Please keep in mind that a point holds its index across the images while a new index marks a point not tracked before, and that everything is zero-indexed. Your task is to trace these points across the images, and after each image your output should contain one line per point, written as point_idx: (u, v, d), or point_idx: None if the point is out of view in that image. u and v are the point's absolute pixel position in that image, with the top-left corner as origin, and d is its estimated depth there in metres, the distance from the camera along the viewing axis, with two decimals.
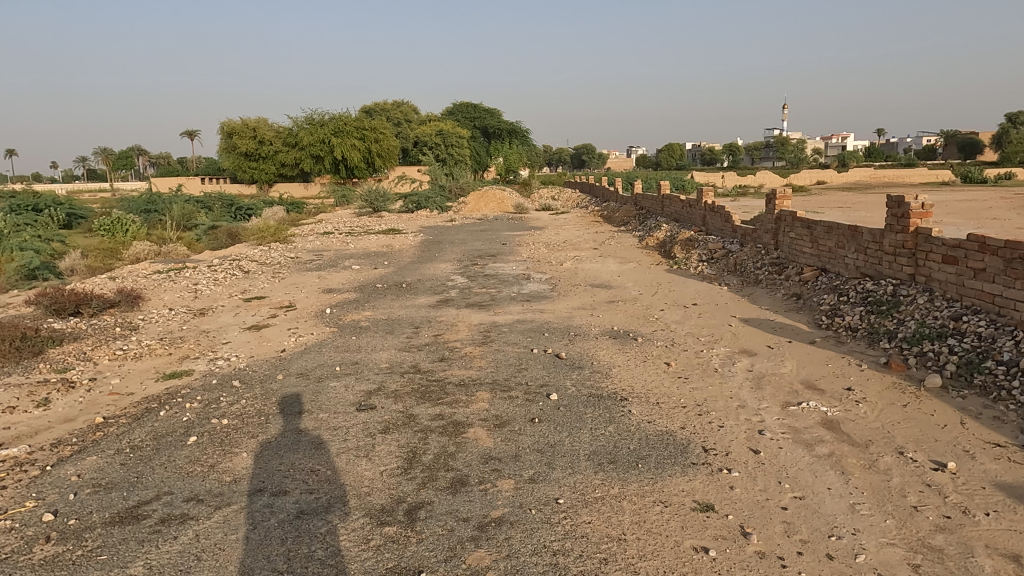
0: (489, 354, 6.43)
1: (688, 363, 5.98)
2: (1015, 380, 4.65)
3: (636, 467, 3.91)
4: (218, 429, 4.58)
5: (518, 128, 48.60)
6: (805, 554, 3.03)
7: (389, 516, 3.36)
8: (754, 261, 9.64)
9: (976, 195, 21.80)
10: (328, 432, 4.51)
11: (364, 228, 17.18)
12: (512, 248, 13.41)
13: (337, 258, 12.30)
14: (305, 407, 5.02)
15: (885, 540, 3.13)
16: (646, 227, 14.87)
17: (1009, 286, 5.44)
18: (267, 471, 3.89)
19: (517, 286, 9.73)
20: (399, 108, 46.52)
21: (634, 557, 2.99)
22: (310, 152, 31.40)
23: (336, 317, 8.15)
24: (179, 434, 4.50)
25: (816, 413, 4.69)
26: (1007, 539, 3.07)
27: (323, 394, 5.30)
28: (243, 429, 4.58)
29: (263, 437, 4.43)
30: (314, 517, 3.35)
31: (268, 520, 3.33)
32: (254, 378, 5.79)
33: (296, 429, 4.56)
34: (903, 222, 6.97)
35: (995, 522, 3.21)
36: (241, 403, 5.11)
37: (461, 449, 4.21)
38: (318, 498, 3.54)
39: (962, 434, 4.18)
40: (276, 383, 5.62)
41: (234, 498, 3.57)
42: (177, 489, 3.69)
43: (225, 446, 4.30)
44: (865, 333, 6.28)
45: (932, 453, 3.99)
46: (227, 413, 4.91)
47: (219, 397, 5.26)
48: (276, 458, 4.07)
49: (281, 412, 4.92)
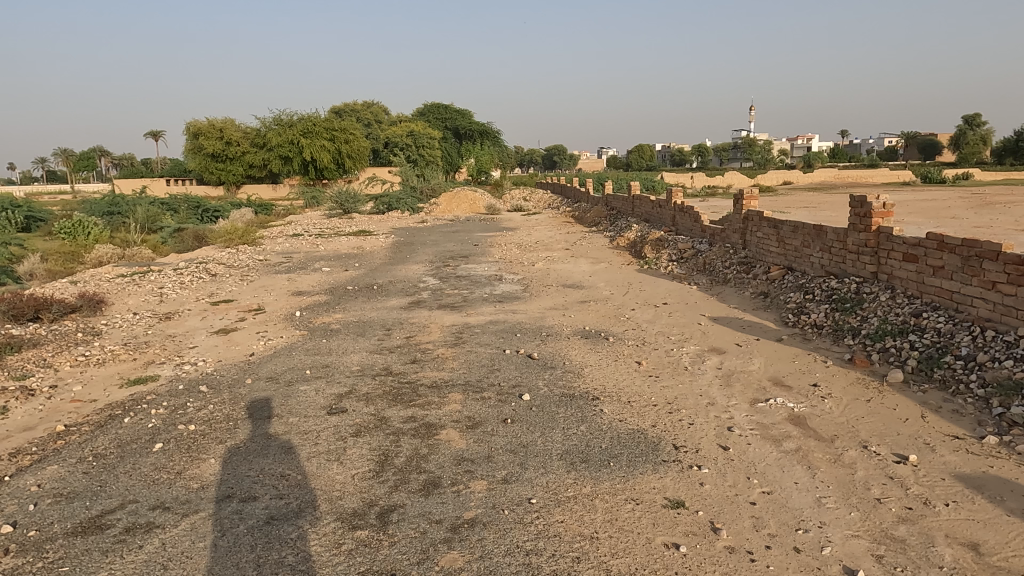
0: (461, 356, 6.42)
1: (659, 362, 6.04)
2: (972, 374, 4.80)
3: (608, 466, 3.94)
4: (186, 435, 4.51)
5: (490, 129, 48.56)
6: (773, 548, 3.08)
7: (360, 520, 3.34)
8: (723, 260, 9.77)
9: (939, 194, 22.33)
10: (299, 436, 4.46)
11: (335, 230, 17.05)
12: (484, 249, 13.40)
13: (307, 260, 12.16)
14: (274, 411, 4.97)
15: (851, 532, 3.19)
16: (617, 227, 14.98)
17: (967, 283, 5.61)
18: (236, 477, 3.83)
19: (489, 287, 9.73)
20: (370, 108, 46.28)
21: (606, 555, 3.02)
22: (279, 154, 30.84)
23: (306, 320, 8.07)
24: (145, 441, 4.42)
25: (783, 409, 4.77)
26: (967, 529, 3.17)
27: (293, 398, 5.24)
28: (211, 434, 4.51)
29: (232, 442, 4.37)
30: (285, 522, 3.32)
31: (236, 526, 3.28)
32: (223, 383, 5.70)
33: (266, 434, 4.51)
34: (866, 221, 7.12)
35: (954, 512, 3.31)
36: (209, 409, 5.03)
37: (433, 451, 4.20)
38: (288, 503, 3.51)
39: (923, 427, 4.30)
40: (244, 388, 5.55)
41: (202, 504, 3.52)
42: (142, 497, 3.62)
43: (192, 452, 4.23)
44: (831, 330, 6.41)
45: (895, 446, 4.09)
46: (194, 418, 4.84)
47: (186, 403, 5.18)
48: (246, 464, 4.01)
49: (249, 417, 4.86)
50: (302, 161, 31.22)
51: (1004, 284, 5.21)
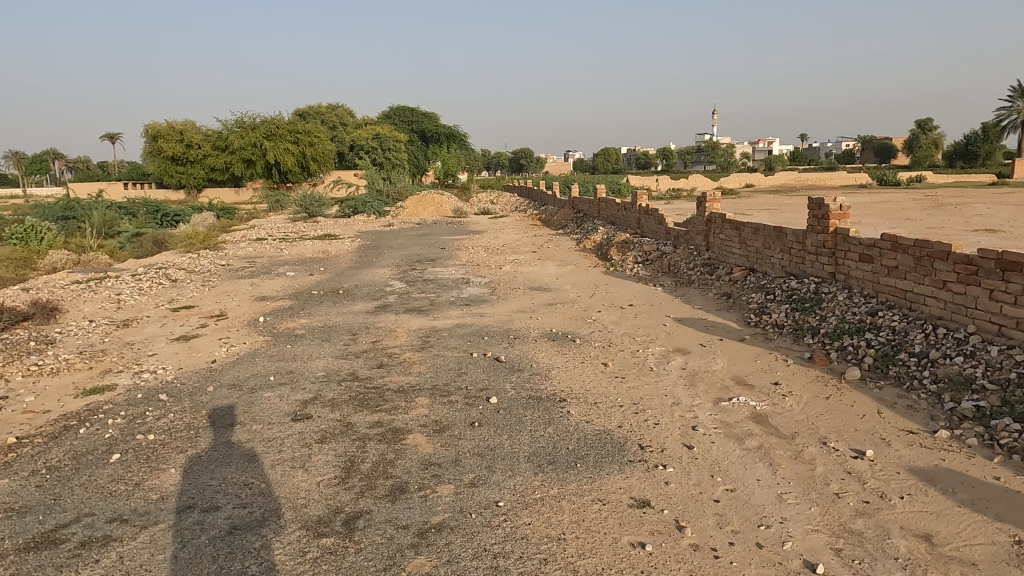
0: (428, 360, 6.40)
1: (624, 363, 6.12)
2: (925, 370, 4.98)
3: (575, 467, 3.97)
4: (144, 445, 4.40)
5: (456, 131, 48.44)
6: (735, 544, 3.15)
7: (326, 527, 3.30)
8: (687, 262, 9.94)
9: (895, 196, 23.04)
10: (262, 444, 4.38)
11: (299, 234, 16.80)
12: (452, 252, 13.35)
13: (270, 265, 11.96)
14: (237, 419, 4.87)
15: (810, 526, 3.28)
16: (584, 229, 15.10)
17: (919, 282, 5.81)
18: (197, 487, 3.75)
19: (456, 290, 9.71)
20: (334, 111, 45.72)
21: (573, 556, 3.04)
22: (241, 156, 30.22)
23: (270, 325, 7.94)
24: (101, 452, 4.29)
25: (745, 408, 4.87)
26: (920, 521, 3.28)
27: (256, 405, 5.15)
28: (171, 444, 4.41)
29: (193, 451, 4.27)
30: (248, 532, 3.26)
31: (197, 537, 3.21)
32: (184, 391, 5.57)
33: (228, 442, 4.42)
34: (823, 223, 7.32)
35: (908, 505, 3.43)
36: (169, 418, 4.91)
37: (401, 456, 4.18)
38: (251, 512, 3.44)
39: (879, 423, 4.44)
40: (206, 395, 5.44)
41: (161, 516, 3.44)
42: (98, 509, 3.52)
43: (152, 462, 4.12)
44: (791, 330, 6.58)
45: (852, 441, 4.22)
46: (154, 428, 4.72)
47: (145, 412, 5.05)
48: (207, 473, 3.93)
49: (211, 425, 4.76)
50: (265, 164, 30.60)
51: (954, 283, 5.41)
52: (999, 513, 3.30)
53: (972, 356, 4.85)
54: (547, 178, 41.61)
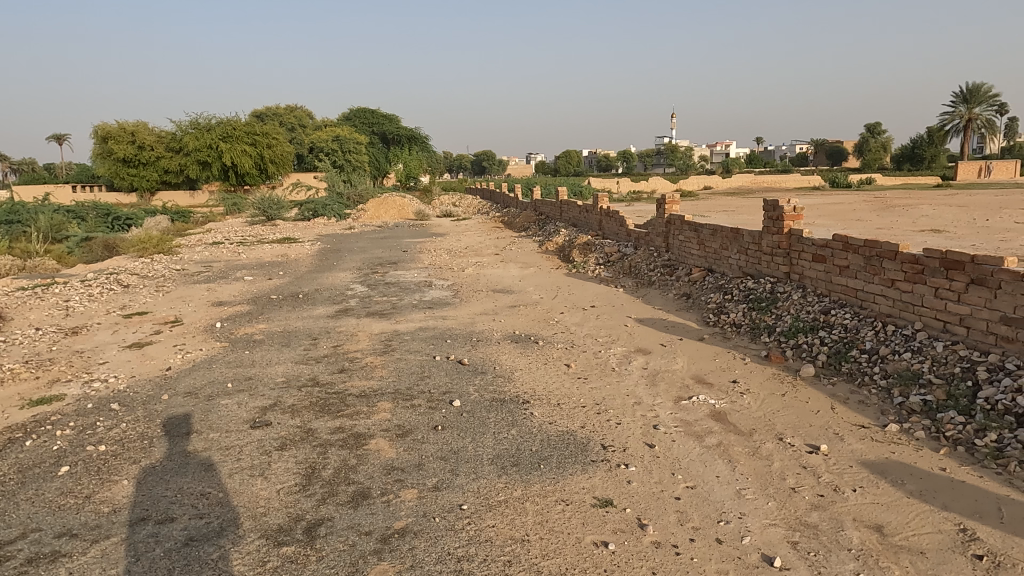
0: (390, 363, 6.34)
1: (587, 364, 6.16)
2: (876, 366, 5.14)
3: (538, 468, 3.98)
4: (95, 456, 4.26)
5: (418, 134, 48.18)
6: (696, 540, 3.20)
7: (286, 536, 3.25)
8: (647, 263, 10.07)
9: (847, 199, 23.73)
10: (220, 452, 4.29)
11: (257, 238, 16.49)
12: (414, 255, 13.26)
13: (227, 269, 11.71)
14: (194, 427, 4.76)
15: (768, 520, 3.36)
16: (546, 232, 15.17)
17: (869, 281, 5.99)
18: (152, 498, 3.65)
19: (418, 293, 9.66)
20: (293, 113, 45.09)
21: (537, 557, 3.06)
22: (196, 159, 29.50)
23: (227, 331, 7.77)
24: (49, 465, 4.14)
25: (705, 406, 4.96)
26: (872, 512, 3.39)
27: (214, 413, 5.03)
28: (124, 454, 4.28)
29: (147, 462, 4.16)
30: (205, 543, 3.18)
31: (152, 550, 3.13)
32: (137, 400, 5.41)
33: (184, 452, 4.31)
34: (778, 224, 7.48)
35: (860, 497, 3.54)
36: (122, 428, 4.77)
37: (363, 461, 4.13)
38: (208, 523, 3.37)
39: (833, 418, 4.56)
40: (161, 404, 5.29)
41: (113, 529, 3.33)
42: (46, 524, 3.40)
43: (103, 474, 3.99)
44: (748, 329, 6.72)
45: (807, 437, 4.33)
46: (105, 438, 4.57)
47: (95, 422, 4.89)
48: (162, 484, 3.82)
49: (166, 434, 4.63)
50: (221, 167, 29.93)
51: (901, 281, 5.60)
52: (945, 503, 3.43)
53: (919, 352, 5.03)
54: (510, 180, 41.67)
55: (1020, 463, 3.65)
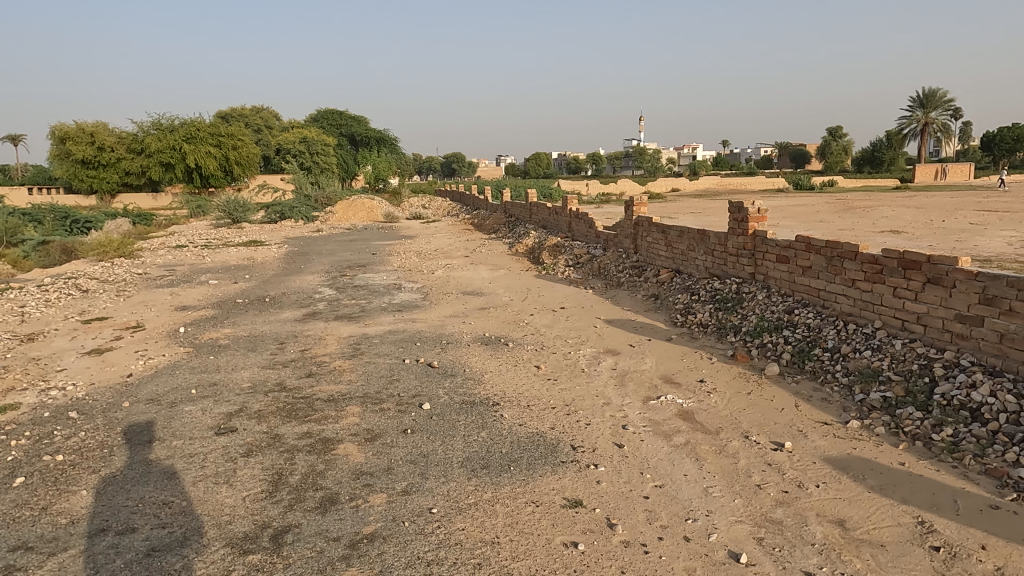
0: (359, 367, 6.28)
1: (556, 365, 6.19)
2: (837, 364, 5.26)
3: (509, 470, 3.98)
4: (52, 467, 4.13)
5: (387, 135, 47.88)
6: (664, 539, 3.23)
7: (252, 544, 3.19)
8: (616, 265, 10.16)
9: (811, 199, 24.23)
10: (183, 460, 4.19)
11: (222, 240, 16.18)
12: (382, 258, 13.16)
13: (191, 273, 11.47)
14: (156, 435, 4.65)
15: (734, 518, 3.41)
16: (516, 234, 15.19)
17: (831, 280, 6.13)
18: (112, 508, 3.55)
19: (387, 296, 9.58)
20: (258, 115, 44.48)
21: (507, 559, 3.06)
22: (159, 160, 28.86)
23: (191, 336, 7.61)
24: (3, 476, 4.00)
25: (673, 406, 5.02)
26: (834, 507, 3.46)
27: (177, 420, 4.92)
28: (82, 464, 4.16)
29: (106, 471, 4.05)
30: (168, 553, 3.11)
31: (113, 561, 3.05)
32: (96, 408, 5.26)
33: (145, 460, 4.21)
34: (743, 225, 7.60)
35: (823, 493, 3.61)
36: (80, 436, 4.63)
37: (331, 466, 4.08)
38: (171, 532, 3.29)
39: (797, 415, 4.65)
40: (122, 411, 5.16)
41: (71, 541, 3.24)
42: (0, 538, 3.29)
43: (60, 485, 3.88)
44: (714, 328, 6.82)
45: (772, 434, 4.41)
46: (63, 448, 4.44)
47: (53, 431, 4.74)
48: (123, 493, 3.73)
49: (127, 443, 4.52)
50: (184, 169, 29.33)
51: (861, 281, 5.74)
52: (904, 496, 3.52)
53: (879, 350, 5.17)
54: (479, 182, 41.65)
55: (974, 457, 3.77)
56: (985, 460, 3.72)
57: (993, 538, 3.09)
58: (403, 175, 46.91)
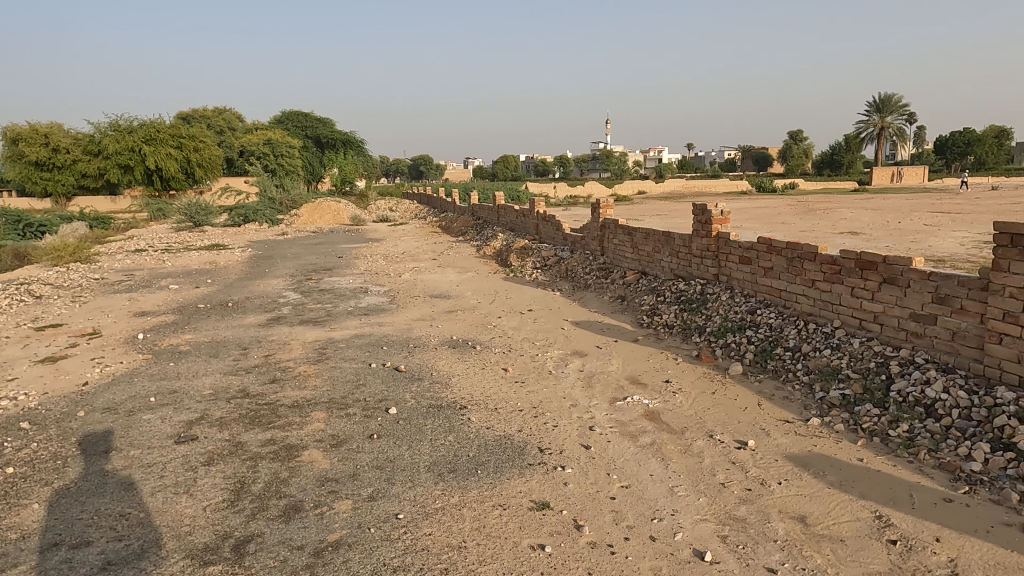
0: (325, 372, 6.20)
1: (524, 367, 6.20)
2: (799, 363, 5.38)
3: (475, 474, 3.97)
4: (2, 480, 3.98)
5: (354, 137, 47.44)
6: (630, 539, 3.26)
7: (213, 555, 3.12)
8: (583, 267, 10.23)
9: (775, 202, 24.72)
10: (141, 470, 4.08)
11: (183, 244, 15.81)
12: (349, 261, 13.01)
13: (151, 278, 11.18)
14: (113, 445, 4.51)
15: (699, 516, 3.45)
16: (483, 236, 15.17)
17: (792, 281, 6.26)
18: (65, 521, 3.44)
19: (353, 300, 9.48)
20: (220, 116, 43.64)
21: (475, 563, 3.05)
22: (117, 162, 28.04)
23: (150, 343, 7.41)
24: None
25: (639, 406, 5.07)
26: (796, 503, 3.53)
27: (135, 429, 4.79)
28: (34, 476, 4.02)
29: (59, 483, 3.91)
30: (124, 566, 3.02)
31: None
32: (49, 418, 5.09)
33: (101, 471, 4.08)
34: (707, 228, 7.72)
35: (785, 490, 3.68)
36: (32, 448, 4.47)
37: (295, 474, 4.01)
38: (127, 545, 3.20)
39: (760, 414, 4.74)
40: (76, 421, 5.00)
41: (21, 557, 3.12)
42: None
43: (11, 498, 3.74)
44: (680, 329, 6.91)
45: (735, 433, 4.48)
46: (13, 460, 4.28)
47: (3, 443, 4.57)
48: (77, 506, 3.61)
49: (81, 453, 4.38)
50: (144, 171, 28.57)
51: (821, 282, 5.87)
52: (863, 491, 3.61)
53: (838, 348, 5.30)
54: (447, 184, 41.57)
55: (928, 451, 3.88)
56: (939, 455, 3.83)
57: (947, 531, 3.18)
58: (370, 178, 46.56)
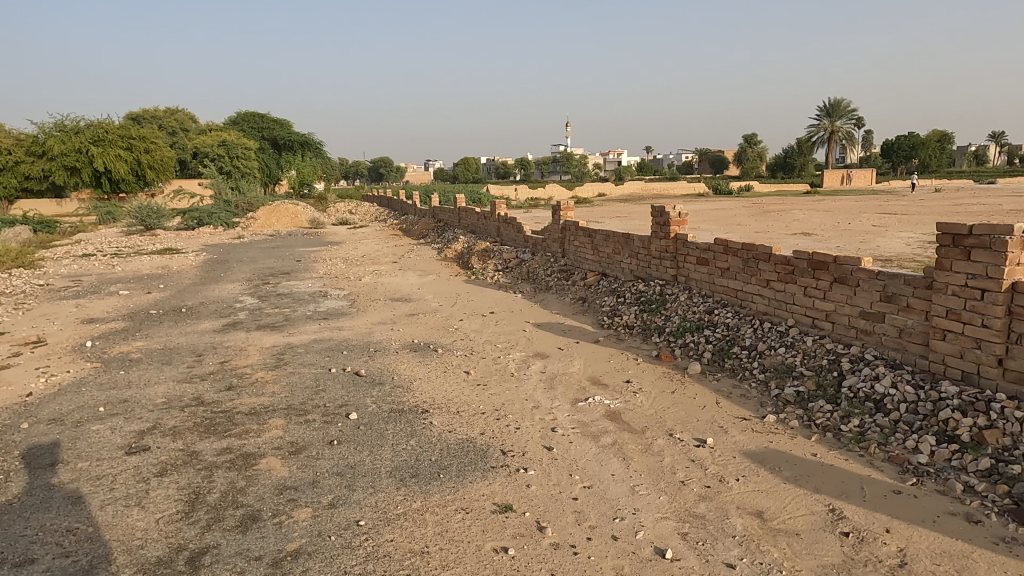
0: (283, 378, 6.08)
1: (486, 370, 6.18)
2: (755, 361, 5.48)
3: (438, 478, 3.94)
4: None
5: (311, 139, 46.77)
6: (593, 539, 3.27)
7: (167, 569, 3.03)
8: (544, 269, 10.26)
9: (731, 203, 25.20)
10: (90, 483, 3.93)
11: (133, 249, 15.33)
12: (307, 265, 12.81)
13: (100, 283, 10.81)
14: (59, 457, 4.34)
15: (659, 514, 3.49)
16: (444, 239, 15.11)
17: (747, 281, 6.38)
18: (8, 539, 3.29)
19: (312, 304, 9.33)
20: (171, 117, 42.54)
21: (437, 568, 3.02)
22: (63, 163, 26.78)
23: (99, 350, 7.16)
24: None
25: (600, 407, 5.10)
26: (754, 499, 3.60)
27: (83, 440, 4.62)
28: None
29: (1, 499, 3.74)
30: None
31: None
32: None
33: (47, 485, 3.92)
34: (665, 229, 7.82)
35: (743, 486, 3.75)
36: None
37: (252, 483, 3.92)
38: (75, 561, 3.07)
39: (718, 412, 4.82)
40: (20, 433, 4.79)
41: None
42: None
43: None
44: (640, 330, 6.98)
45: (694, 431, 4.54)
46: None
47: None
48: (20, 522, 3.46)
49: (25, 467, 4.20)
50: (92, 172, 27.41)
51: (775, 281, 6.00)
52: (816, 486, 3.70)
53: (792, 347, 5.42)
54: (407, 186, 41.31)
55: (878, 445, 4.00)
56: (889, 448, 3.94)
57: (896, 522, 3.28)
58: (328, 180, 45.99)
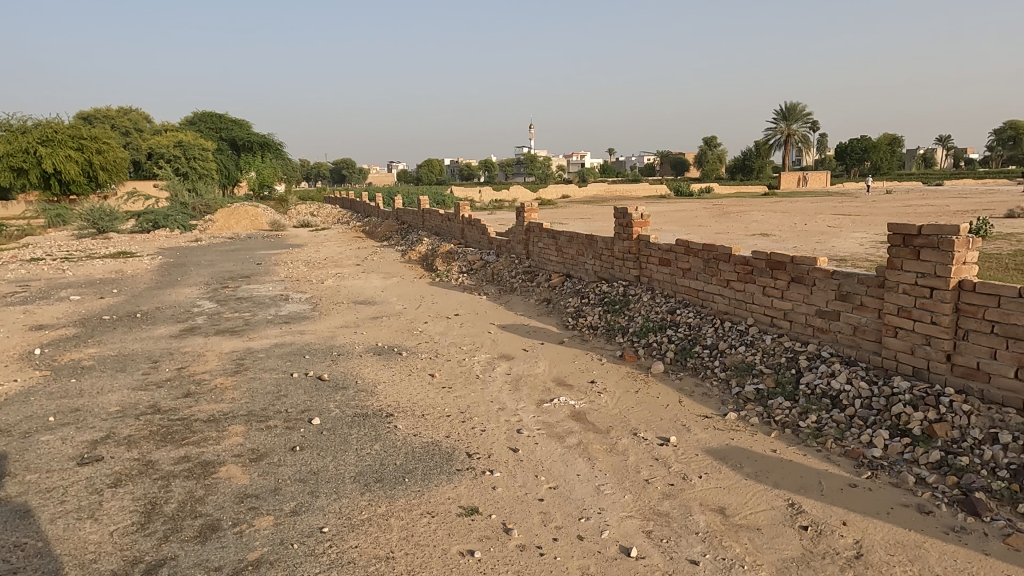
0: (243, 384, 5.95)
1: (451, 373, 6.14)
2: (716, 360, 5.56)
3: (402, 482, 3.89)
4: None
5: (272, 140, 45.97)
6: (559, 539, 3.27)
7: None
8: (509, 270, 10.25)
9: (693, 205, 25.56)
10: (39, 496, 3.78)
11: (85, 253, 14.84)
12: (268, 268, 12.57)
13: (49, 289, 10.43)
14: (6, 470, 4.16)
15: (624, 513, 3.50)
16: (408, 241, 14.98)
17: (708, 281, 6.47)
18: None
19: (273, 307, 9.16)
20: (123, 117, 41.36)
21: (403, 573, 2.98)
22: (9, 165, 25.78)
23: (49, 358, 6.91)
24: None
25: (565, 407, 5.11)
26: (716, 496, 3.64)
27: (32, 452, 4.44)
28: None
29: None
30: None
31: None
32: None
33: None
34: (628, 230, 7.88)
35: (706, 483, 3.79)
36: None
37: (211, 491, 3.82)
38: None
39: (681, 410, 4.87)
40: None
41: None
42: None
43: None
44: (604, 330, 7.02)
45: (658, 430, 4.58)
46: None
47: None
48: None
49: None
50: (41, 174, 26.48)
51: (734, 281, 6.10)
52: (776, 481, 3.76)
53: (752, 345, 5.51)
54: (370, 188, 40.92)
55: (835, 440, 4.08)
56: (845, 442, 4.03)
57: (853, 514, 3.35)
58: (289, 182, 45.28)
